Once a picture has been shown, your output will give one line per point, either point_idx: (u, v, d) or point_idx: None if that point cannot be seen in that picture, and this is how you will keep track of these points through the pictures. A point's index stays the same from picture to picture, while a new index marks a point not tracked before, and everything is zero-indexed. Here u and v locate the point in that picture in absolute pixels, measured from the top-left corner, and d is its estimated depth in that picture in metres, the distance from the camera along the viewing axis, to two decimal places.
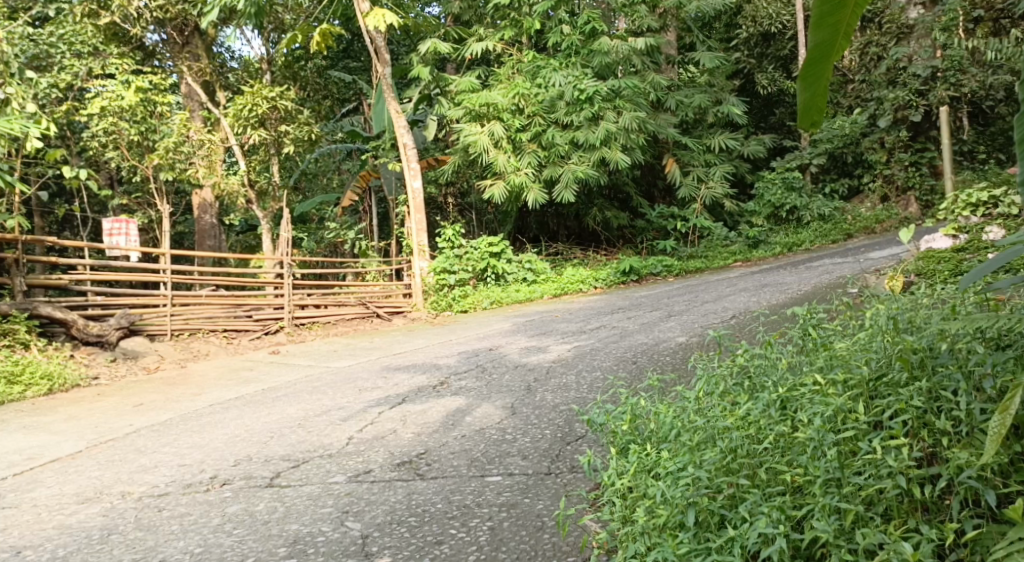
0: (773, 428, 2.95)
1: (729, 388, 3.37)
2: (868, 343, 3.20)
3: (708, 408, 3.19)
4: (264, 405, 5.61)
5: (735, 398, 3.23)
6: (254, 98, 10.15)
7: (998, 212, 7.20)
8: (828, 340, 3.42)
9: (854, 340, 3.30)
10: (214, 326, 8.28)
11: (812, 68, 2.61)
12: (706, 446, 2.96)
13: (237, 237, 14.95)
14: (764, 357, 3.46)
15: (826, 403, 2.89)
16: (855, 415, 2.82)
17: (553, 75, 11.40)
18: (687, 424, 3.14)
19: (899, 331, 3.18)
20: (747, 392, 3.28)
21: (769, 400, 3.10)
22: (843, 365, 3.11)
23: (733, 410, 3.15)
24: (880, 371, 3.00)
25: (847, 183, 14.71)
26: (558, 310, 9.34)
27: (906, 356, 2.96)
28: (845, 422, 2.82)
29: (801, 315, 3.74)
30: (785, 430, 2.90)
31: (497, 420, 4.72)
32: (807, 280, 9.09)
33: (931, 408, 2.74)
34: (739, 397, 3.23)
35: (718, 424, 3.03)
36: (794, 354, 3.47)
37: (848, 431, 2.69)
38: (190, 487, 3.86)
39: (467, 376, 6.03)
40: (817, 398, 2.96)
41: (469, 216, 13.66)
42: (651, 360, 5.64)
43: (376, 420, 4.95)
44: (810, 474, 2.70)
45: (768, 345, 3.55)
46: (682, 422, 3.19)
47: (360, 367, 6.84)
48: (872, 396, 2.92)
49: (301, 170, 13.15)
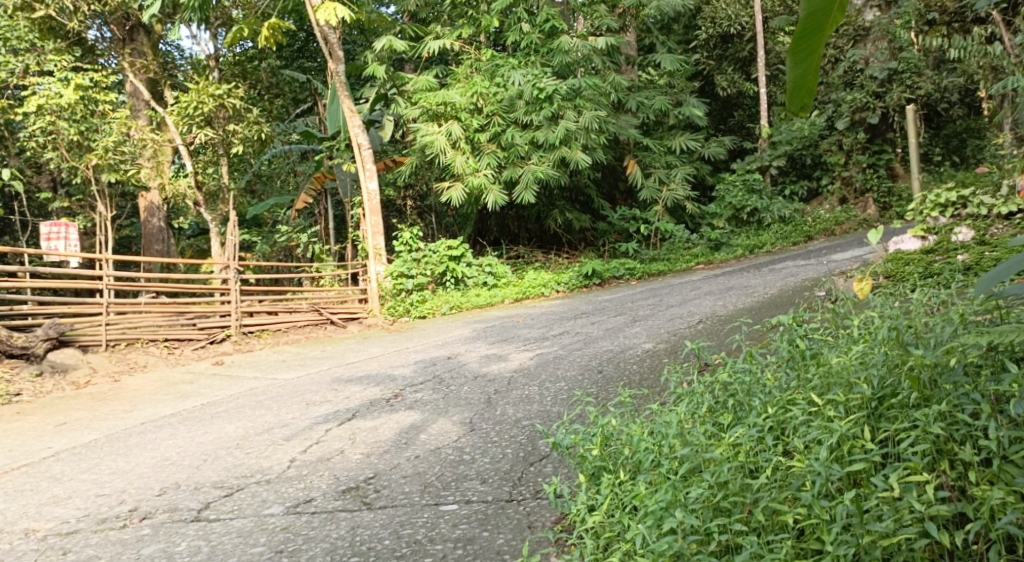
0: (768, 459, 2.65)
1: (714, 408, 3.05)
2: (869, 357, 2.90)
3: (692, 431, 2.87)
4: (201, 422, 5.18)
5: (723, 419, 2.92)
6: (200, 95, 9.61)
7: (967, 212, 7.02)
8: (822, 353, 3.12)
9: (852, 354, 3.00)
10: (154, 335, 7.78)
11: (804, 40, 2.33)
12: (691, 480, 2.65)
13: (188, 241, 14.38)
14: (751, 370, 3.14)
15: (828, 430, 2.60)
16: (862, 444, 2.53)
17: (511, 74, 11.08)
18: (667, 451, 2.81)
19: (903, 344, 2.89)
20: (732, 412, 2.96)
21: (762, 425, 2.79)
22: (842, 383, 2.81)
23: (721, 437, 2.84)
24: (886, 391, 2.72)
25: (807, 185, 14.44)
26: (520, 315, 8.99)
27: (917, 373, 2.67)
28: (852, 452, 2.53)
29: (788, 324, 3.43)
30: (781, 461, 2.60)
31: (455, 437, 4.37)
32: (772, 284, 8.88)
33: (949, 436, 2.47)
34: (725, 420, 2.91)
35: (706, 454, 2.72)
36: (783, 367, 3.15)
37: (859, 464, 2.40)
38: (104, 523, 3.52)
39: (423, 388, 5.66)
40: (815, 423, 2.67)
41: (429, 219, 13.29)
42: (616, 370, 5.35)
43: (322, 439, 4.56)
44: (814, 515, 2.40)
45: (752, 358, 3.25)
46: (660, 447, 2.85)
47: (309, 379, 6.41)
48: (879, 420, 2.64)
49: (253, 171, 12.64)
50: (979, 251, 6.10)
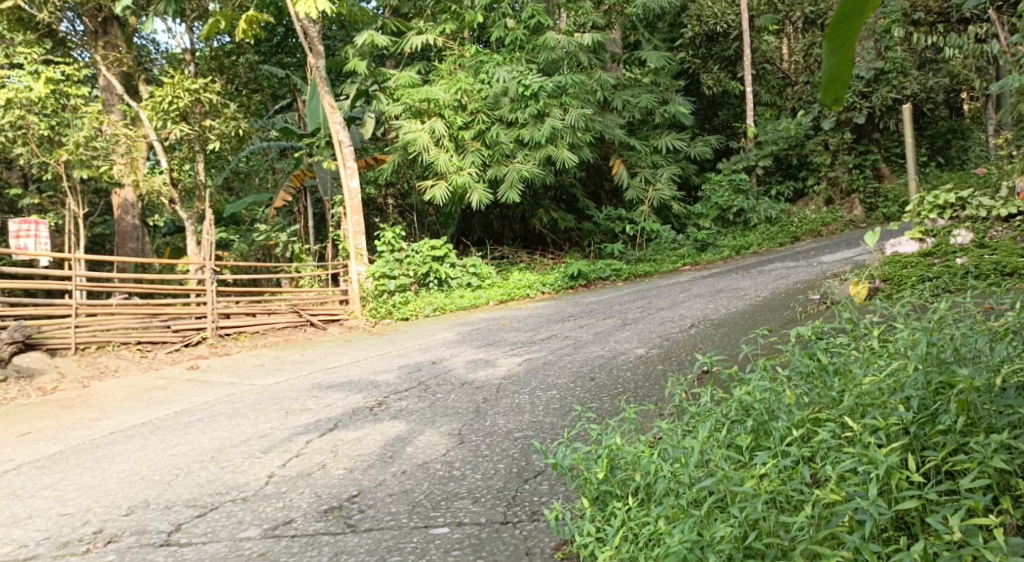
0: (799, 488, 2.41)
1: (733, 429, 2.81)
2: (905, 375, 2.67)
3: (712, 455, 2.63)
4: (174, 432, 4.91)
5: (745, 441, 2.68)
6: (174, 90, 9.27)
7: (966, 214, 6.84)
8: (848, 368, 2.88)
9: (882, 371, 2.77)
10: (126, 338, 7.47)
11: (841, 27, 2.09)
12: (714, 513, 2.41)
13: (163, 239, 14.00)
14: (771, 386, 2.90)
15: (867, 459, 2.37)
16: (908, 476, 2.30)
17: (496, 71, 10.82)
18: (684, 478, 2.57)
19: (942, 362, 2.67)
20: (754, 436, 2.72)
21: (789, 450, 2.56)
22: (877, 406, 2.58)
23: (744, 464, 2.61)
24: (928, 415, 2.50)
25: (792, 185, 14.18)
26: (506, 318, 8.75)
27: (965, 397, 2.44)
28: (898, 485, 2.29)
29: (805, 335, 3.21)
30: (813, 490, 2.37)
31: (443, 450, 4.12)
32: (762, 285, 8.70)
33: (1010, 470, 2.24)
34: (747, 443, 2.67)
35: (730, 481, 2.48)
36: (803, 384, 2.92)
37: (913, 503, 2.15)
38: (66, 547, 3.26)
39: (408, 395, 5.40)
40: (852, 450, 2.44)
41: (411, 218, 13.02)
42: (610, 378, 5.14)
43: (302, 453, 4.29)
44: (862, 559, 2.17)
45: (769, 373, 3.02)
46: (676, 473, 2.61)
47: (288, 385, 6.13)
48: (923, 450, 2.42)
49: (230, 168, 12.32)
50: (977, 255, 5.96)
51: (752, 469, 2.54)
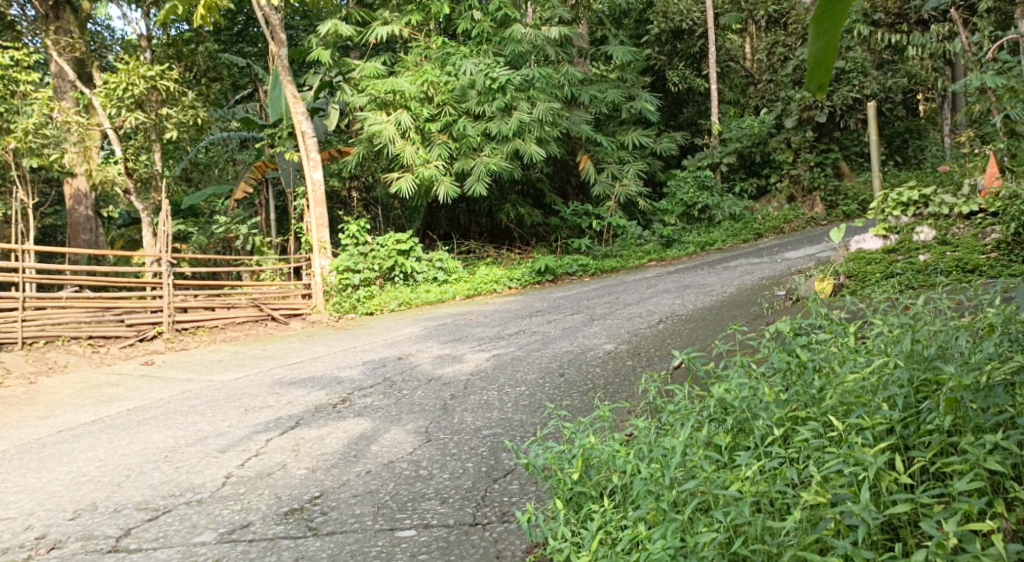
0: (783, 491, 2.33)
1: (711, 429, 2.73)
2: (888, 375, 2.61)
3: (691, 456, 2.54)
4: (126, 431, 4.74)
5: (723, 441, 2.60)
6: (129, 76, 8.96)
7: (929, 211, 6.85)
8: (829, 366, 2.81)
9: (863, 369, 2.70)
10: (77, 332, 7.24)
11: (829, 9, 1.97)
12: (695, 519, 2.33)
13: (118, 231, 13.66)
14: (750, 383, 2.82)
15: (854, 460, 2.30)
16: (897, 478, 2.23)
17: (463, 63, 10.69)
18: (662, 480, 2.47)
19: (928, 360, 2.60)
20: (733, 437, 2.65)
21: (771, 452, 2.49)
22: (862, 404, 2.51)
23: (726, 467, 2.53)
24: (915, 415, 2.44)
25: (755, 183, 14.19)
26: (472, 313, 8.63)
27: (954, 395, 2.38)
28: (887, 488, 2.23)
29: (782, 332, 3.13)
30: (798, 493, 2.29)
31: (410, 449, 4.00)
32: (729, 281, 8.68)
33: (1003, 471, 2.18)
34: (726, 443, 2.59)
35: (711, 485, 2.40)
36: (782, 381, 2.84)
37: (905, 508, 2.08)
38: (7, 554, 3.10)
39: (373, 392, 5.26)
40: (838, 451, 2.37)
41: (375, 212, 12.85)
42: (579, 374, 5.07)
43: (262, 451, 4.14)
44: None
45: (749, 371, 2.95)
46: (655, 476, 2.52)
47: (249, 382, 5.95)
48: (910, 451, 2.36)
49: (189, 158, 12.03)
50: (941, 252, 5.98)
51: (733, 470, 2.46)
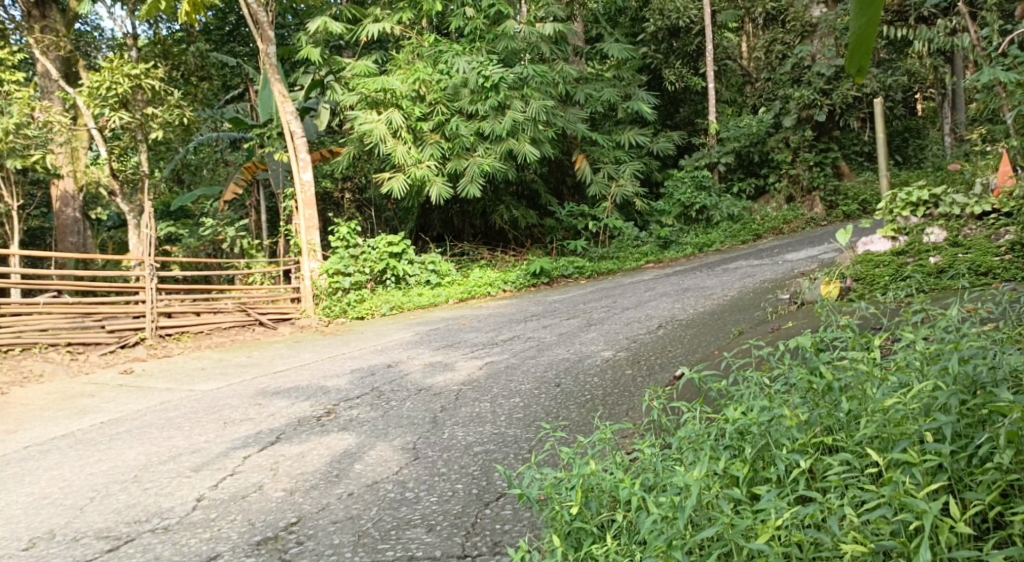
0: (816, 537, 2.10)
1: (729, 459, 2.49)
2: (932, 399, 2.37)
3: (707, 493, 2.30)
4: (96, 446, 4.48)
5: (743, 473, 2.35)
6: (113, 75, 8.63)
7: (939, 213, 6.60)
8: (857, 385, 2.56)
9: (900, 391, 2.45)
10: (54, 340, 6.90)
11: None
12: None
13: (107, 233, 13.36)
14: (773, 408, 2.58)
15: (899, 504, 2.09)
16: (953, 527, 2.01)
17: (456, 61, 10.37)
18: (676, 522, 2.23)
19: (975, 383, 2.35)
20: (753, 468, 2.41)
21: (800, 490, 2.25)
22: (904, 435, 2.27)
23: (746, 506, 2.28)
24: (966, 448, 2.21)
25: (753, 183, 13.93)
26: (466, 317, 8.36)
27: (1016, 428, 2.13)
28: (942, 538, 2.02)
29: (804, 348, 2.86)
30: (835, 541, 2.07)
31: (397, 467, 3.74)
32: (730, 284, 8.43)
33: None
34: (745, 475, 2.35)
35: (733, 531, 2.16)
36: (805, 404, 2.59)
37: None
38: None
39: (360, 403, 4.99)
40: (880, 492, 2.15)
41: (368, 213, 12.60)
42: (576, 384, 4.82)
43: (238, 470, 3.88)
44: None
45: (770, 393, 2.69)
46: (667, 513, 2.28)
47: (231, 391, 5.67)
48: (965, 491, 2.14)
49: (177, 159, 11.74)
50: (952, 253, 5.74)
51: (755, 510, 2.23)
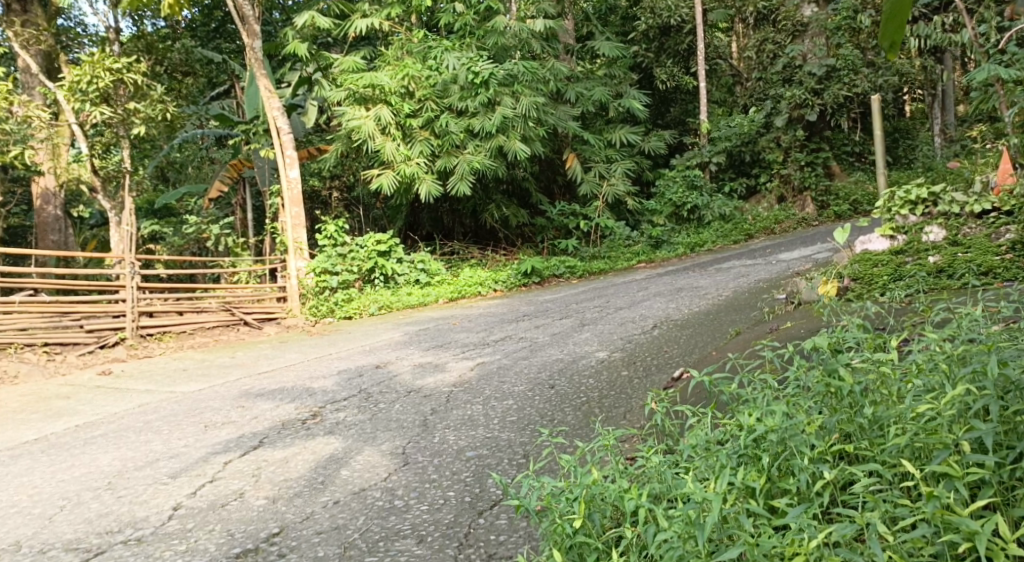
0: (850, 558, 1.97)
1: (744, 468, 2.34)
2: (965, 405, 2.22)
3: (725, 508, 2.16)
4: (70, 451, 4.28)
5: (759, 484, 2.21)
6: (94, 69, 8.38)
7: (938, 211, 6.40)
8: (879, 388, 2.41)
9: (929, 395, 2.31)
10: (31, 339, 6.68)
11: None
12: None
13: (89, 231, 13.09)
14: (789, 414, 2.43)
15: (942, 522, 1.96)
16: (1004, 548, 1.89)
17: (445, 57, 10.22)
18: (690, 540, 2.09)
19: (1011, 386, 2.21)
20: (771, 479, 2.27)
21: (828, 504, 2.12)
22: (941, 445, 2.14)
23: (767, 520, 2.15)
24: (1009, 459, 2.07)
25: (745, 182, 13.80)
26: (456, 317, 8.18)
27: None
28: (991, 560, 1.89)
29: (821, 348, 2.69)
30: None
31: (386, 473, 3.56)
32: (724, 284, 8.27)
33: None
34: (762, 486, 2.21)
35: (755, 551, 2.02)
36: (822, 410, 2.44)
37: None
38: None
39: (347, 406, 4.80)
40: (919, 508, 2.02)
41: (356, 212, 12.48)
42: (571, 385, 4.65)
43: (217, 476, 3.69)
44: None
45: (789, 400, 2.53)
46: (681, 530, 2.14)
47: (212, 393, 5.48)
48: (1011, 508, 2.01)
49: (161, 156, 11.53)
50: (952, 252, 5.58)
51: (778, 528, 2.10)
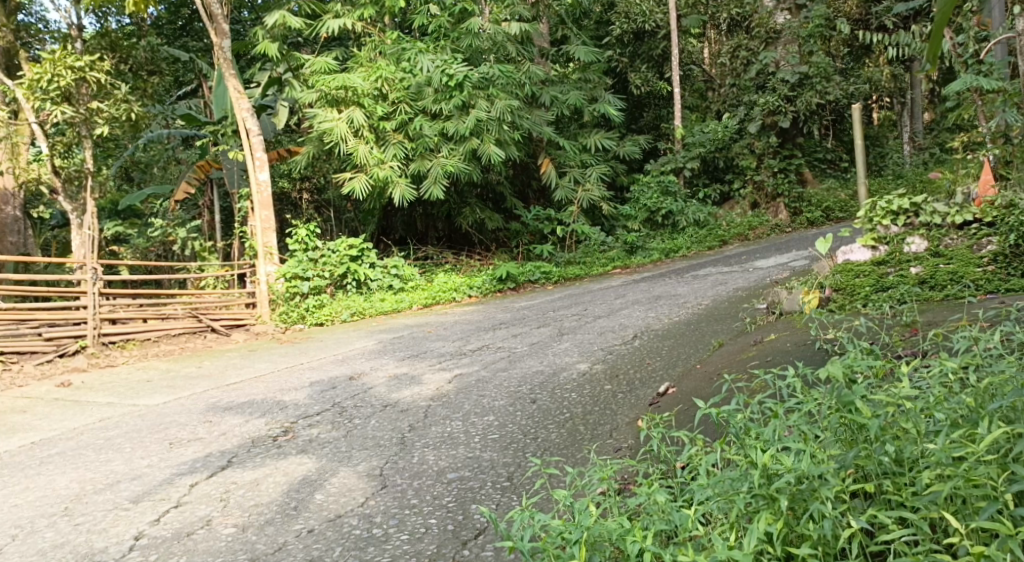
0: None
1: (758, 509, 2.28)
2: (999, 448, 2.20)
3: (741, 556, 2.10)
4: (25, 471, 4.03)
5: (778, 530, 2.16)
6: (55, 66, 8.04)
7: (920, 221, 5.97)
8: (902, 426, 2.36)
9: (960, 437, 2.26)
10: None
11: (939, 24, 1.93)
12: None
13: (49, 232, 12.69)
14: (806, 451, 2.36)
15: None
16: None
17: (420, 59, 10.01)
18: None
19: None
20: (788, 524, 2.21)
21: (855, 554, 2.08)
22: (980, 491, 2.09)
23: None
24: None
25: (719, 188, 13.71)
26: (431, 325, 7.97)
27: None
28: None
29: (835, 379, 2.59)
30: None
31: (362, 497, 3.37)
32: (703, 292, 8.15)
33: None
34: (778, 531, 2.16)
35: None
36: (838, 447, 2.40)
37: None
38: None
39: (320, 421, 4.59)
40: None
41: (327, 214, 12.24)
42: (554, 400, 4.48)
43: (184, 500, 3.48)
44: None
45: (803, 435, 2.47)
46: None
47: (177, 407, 5.24)
48: None
49: (125, 157, 11.19)
50: (933, 264, 5.37)
51: None
